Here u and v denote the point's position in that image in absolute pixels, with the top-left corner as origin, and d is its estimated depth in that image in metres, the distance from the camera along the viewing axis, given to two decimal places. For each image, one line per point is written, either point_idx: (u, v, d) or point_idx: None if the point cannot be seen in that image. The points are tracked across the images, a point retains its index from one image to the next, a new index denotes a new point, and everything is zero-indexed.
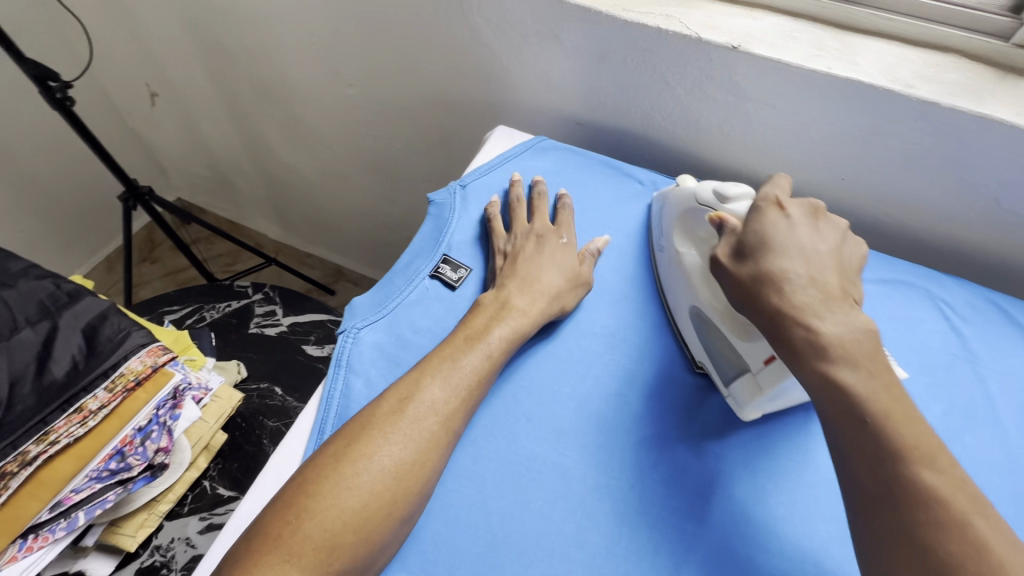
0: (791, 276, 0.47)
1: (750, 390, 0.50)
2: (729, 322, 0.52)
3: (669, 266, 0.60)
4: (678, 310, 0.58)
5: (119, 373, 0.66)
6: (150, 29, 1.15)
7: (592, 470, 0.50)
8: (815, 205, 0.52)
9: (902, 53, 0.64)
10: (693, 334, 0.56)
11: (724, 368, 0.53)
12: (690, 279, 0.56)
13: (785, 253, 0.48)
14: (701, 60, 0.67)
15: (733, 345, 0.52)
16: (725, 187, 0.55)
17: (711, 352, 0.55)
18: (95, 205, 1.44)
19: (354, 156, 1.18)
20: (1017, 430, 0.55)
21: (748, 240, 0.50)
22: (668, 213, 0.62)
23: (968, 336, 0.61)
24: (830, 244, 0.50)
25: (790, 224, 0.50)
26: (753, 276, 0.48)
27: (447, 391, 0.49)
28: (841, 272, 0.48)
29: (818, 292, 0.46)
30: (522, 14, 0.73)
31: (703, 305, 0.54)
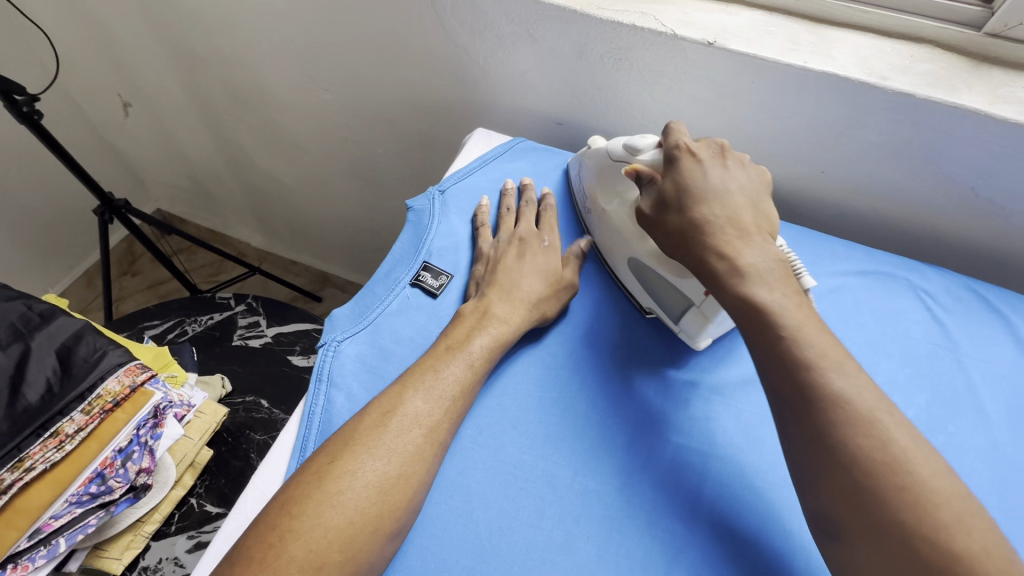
0: (710, 218, 0.50)
1: (696, 322, 0.54)
2: (662, 268, 0.56)
3: (601, 225, 0.63)
4: (617, 264, 0.61)
5: (96, 395, 0.64)
6: (120, 38, 1.12)
7: (579, 475, 0.49)
8: (721, 144, 0.56)
9: (878, 45, 0.65)
10: (637, 284, 0.59)
11: (670, 309, 0.57)
12: (623, 233, 0.59)
13: (704, 196, 0.51)
14: (678, 57, 0.67)
15: (671, 286, 0.56)
16: (633, 140, 0.58)
17: (655, 296, 0.58)
18: (70, 219, 1.41)
19: (334, 162, 1.16)
20: (999, 417, 0.55)
21: (668, 190, 0.53)
22: (585, 173, 0.65)
23: (949, 325, 0.61)
24: (739, 181, 0.53)
25: (703, 167, 0.53)
26: (678, 225, 0.51)
27: (429, 401, 0.48)
28: (753, 207, 0.52)
29: (736, 229, 0.50)
30: (497, 15, 0.72)
31: (638, 256, 0.58)
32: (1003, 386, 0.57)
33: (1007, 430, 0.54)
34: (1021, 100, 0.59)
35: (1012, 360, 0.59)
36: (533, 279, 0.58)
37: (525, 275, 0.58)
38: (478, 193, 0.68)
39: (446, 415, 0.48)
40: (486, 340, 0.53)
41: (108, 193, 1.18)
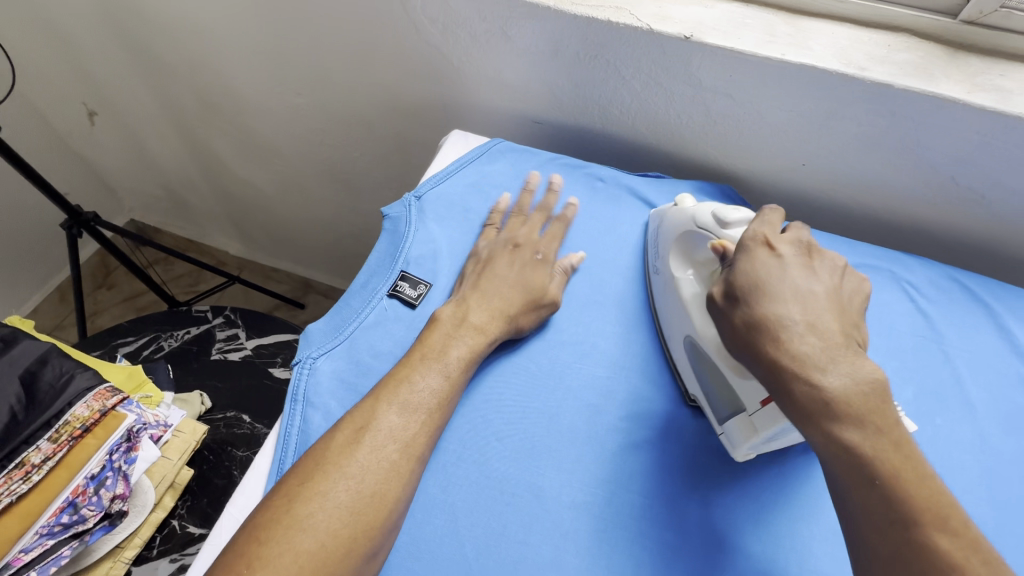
0: (788, 322, 0.43)
1: (744, 431, 0.47)
2: (723, 359, 0.48)
3: (666, 292, 0.57)
4: (674, 340, 0.55)
5: (64, 422, 0.62)
6: (80, 45, 1.08)
7: (566, 487, 0.48)
8: (809, 242, 0.49)
9: (855, 35, 0.64)
10: (688, 367, 0.53)
11: (719, 407, 0.50)
12: (686, 308, 0.53)
13: (781, 296, 0.44)
14: (655, 52, 0.66)
15: (727, 382, 0.49)
16: (724, 211, 0.52)
17: (706, 388, 0.51)
18: (38, 234, 1.37)
19: (310, 167, 1.13)
20: (985, 408, 0.55)
21: (738, 281, 0.46)
22: (665, 234, 0.59)
23: (933, 316, 0.61)
24: (826, 285, 0.46)
25: (784, 263, 0.46)
26: (747, 321, 0.44)
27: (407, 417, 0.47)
28: (840, 314, 0.45)
29: (818, 338, 0.42)
30: (469, 13, 0.70)
31: (697, 338, 0.51)
32: (988, 376, 0.57)
33: (993, 421, 0.54)
34: (999, 88, 0.59)
35: (996, 350, 0.59)
36: (511, 284, 0.56)
37: (508, 284, 0.56)
38: (456, 197, 0.66)
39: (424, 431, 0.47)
40: (465, 351, 0.51)
41: (75, 206, 1.14)
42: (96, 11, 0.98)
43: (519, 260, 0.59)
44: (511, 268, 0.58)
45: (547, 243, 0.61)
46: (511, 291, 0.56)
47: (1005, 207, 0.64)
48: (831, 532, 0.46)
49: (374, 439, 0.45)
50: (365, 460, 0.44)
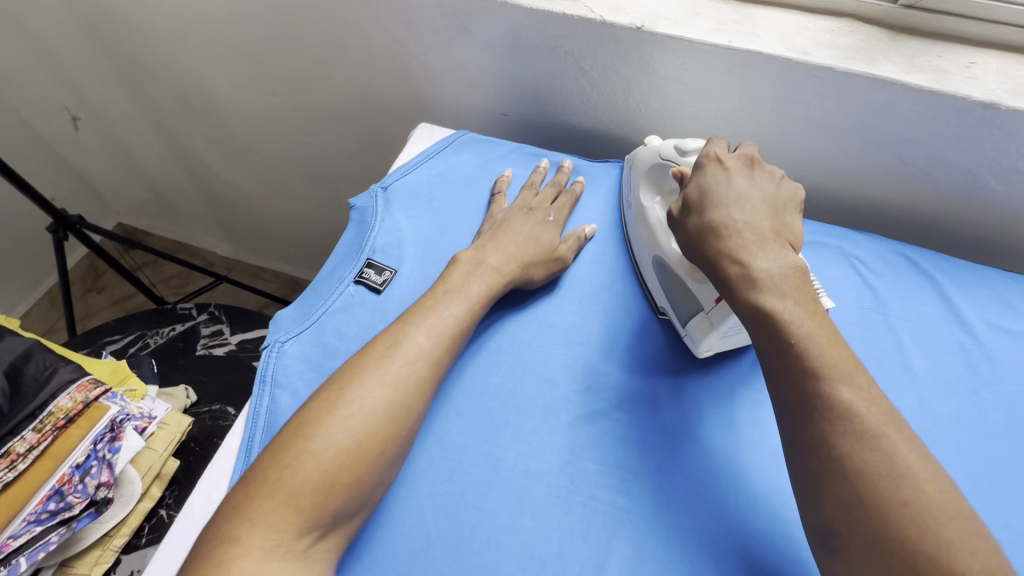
0: (729, 222, 0.49)
1: (701, 327, 0.54)
2: (684, 269, 0.55)
3: (636, 221, 0.63)
4: (643, 261, 0.61)
5: (48, 413, 0.65)
6: (60, 51, 1.10)
7: (523, 456, 0.50)
8: (753, 156, 0.54)
9: (800, 22, 0.66)
10: (656, 282, 0.59)
11: (682, 312, 0.57)
12: (652, 230, 0.59)
13: (724, 202, 0.50)
14: (610, 43, 0.68)
15: (687, 289, 0.55)
16: (684, 142, 0.58)
17: (670, 299, 0.58)
18: (26, 239, 1.39)
19: (291, 166, 1.15)
20: (926, 374, 0.57)
21: (690, 195, 0.52)
22: (635, 170, 0.64)
23: (880, 289, 0.63)
24: (764, 191, 0.51)
25: (728, 175, 0.52)
26: (697, 227, 0.50)
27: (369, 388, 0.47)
28: (776, 215, 0.50)
29: (753, 235, 0.48)
30: (431, 9, 0.72)
31: (661, 255, 0.58)
32: (930, 345, 0.59)
33: (933, 386, 0.57)
34: (935, 68, 0.61)
35: (939, 319, 0.61)
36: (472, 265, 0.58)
37: (520, 241, 0.61)
38: (422, 187, 0.69)
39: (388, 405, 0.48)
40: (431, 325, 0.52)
41: (60, 210, 1.16)
42: (74, 16, 1.00)
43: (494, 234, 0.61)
44: (525, 229, 0.62)
45: (557, 207, 0.66)
46: (524, 245, 0.60)
47: (950, 183, 0.67)
48: (774, 493, 0.49)
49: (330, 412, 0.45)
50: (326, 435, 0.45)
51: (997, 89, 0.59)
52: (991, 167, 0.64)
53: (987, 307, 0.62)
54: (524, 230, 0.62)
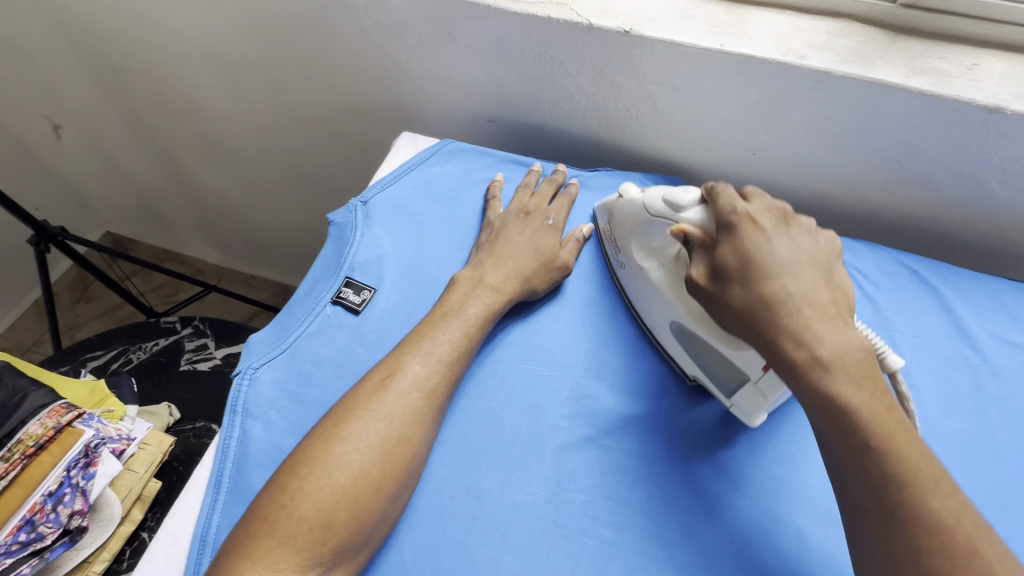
0: (784, 297, 0.44)
1: (755, 399, 0.49)
2: (715, 336, 0.49)
3: (639, 283, 0.57)
4: (659, 328, 0.55)
5: (17, 440, 0.63)
6: (37, 58, 1.07)
7: (507, 488, 0.48)
8: (780, 209, 0.50)
9: (795, 23, 0.63)
10: (680, 351, 0.54)
11: (720, 380, 0.51)
12: (665, 295, 0.53)
13: (773, 271, 0.45)
14: (598, 47, 0.65)
15: (724, 357, 0.50)
16: (675, 195, 0.53)
17: (703, 367, 0.52)
18: (10, 250, 1.36)
19: (276, 173, 1.13)
20: (930, 392, 0.55)
21: (731, 261, 0.46)
22: (622, 228, 0.59)
23: (881, 302, 0.61)
24: (808, 251, 0.47)
25: (766, 238, 0.47)
26: (745, 303, 0.45)
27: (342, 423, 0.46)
28: (828, 281, 0.46)
29: (814, 309, 0.44)
30: (412, 13, 0.69)
31: (686, 320, 0.52)
32: (934, 362, 0.57)
33: (937, 405, 0.54)
34: (937, 71, 0.59)
35: (942, 334, 0.59)
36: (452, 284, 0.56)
37: (522, 252, 0.58)
38: (404, 199, 0.66)
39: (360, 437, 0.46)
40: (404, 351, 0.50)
41: (41, 221, 1.13)
42: (50, 23, 0.97)
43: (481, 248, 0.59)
44: (525, 238, 0.60)
45: (555, 209, 0.64)
46: (526, 257, 0.58)
47: (953, 189, 0.64)
48: (768, 525, 0.47)
49: (309, 451, 0.44)
50: (297, 474, 0.43)
51: (1002, 92, 0.57)
52: (995, 173, 0.61)
53: (992, 320, 0.59)
54: (524, 240, 0.60)
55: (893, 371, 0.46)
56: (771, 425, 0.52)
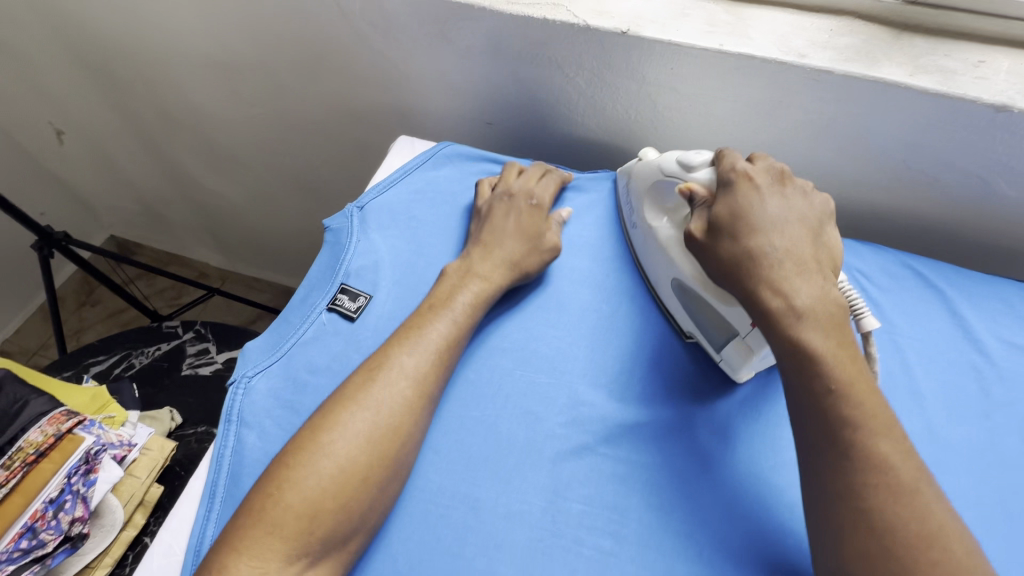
0: (768, 250, 0.46)
1: (741, 352, 0.51)
2: (710, 292, 0.51)
3: (646, 242, 0.59)
4: (661, 285, 0.57)
5: (17, 448, 0.64)
6: (39, 65, 1.08)
7: (503, 497, 0.47)
8: (780, 170, 0.51)
9: (796, 21, 0.62)
10: (678, 306, 0.56)
11: (713, 335, 0.54)
12: (668, 252, 0.55)
13: (761, 226, 0.47)
14: (595, 48, 0.64)
15: (717, 312, 0.52)
16: (687, 156, 0.54)
17: (698, 323, 0.55)
18: (16, 255, 1.37)
19: (277, 177, 1.13)
20: (934, 396, 0.54)
21: (722, 216, 0.48)
22: (636, 188, 0.61)
23: (884, 304, 0.60)
24: (798, 211, 0.49)
25: (760, 195, 0.49)
26: (732, 255, 0.47)
27: (333, 431, 0.45)
28: (815, 240, 0.48)
29: (795, 264, 0.45)
30: (407, 16, 0.69)
31: (684, 278, 0.54)
32: (939, 365, 0.56)
33: (942, 410, 0.53)
34: (942, 69, 0.57)
35: (948, 337, 0.58)
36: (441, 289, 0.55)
37: (513, 238, 0.59)
38: (399, 203, 0.65)
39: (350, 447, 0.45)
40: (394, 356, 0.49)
41: (45, 227, 1.14)
42: (50, 29, 0.97)
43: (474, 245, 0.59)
44: (516, 223, 0.60)
45: (537, 188, 0.64)
46: (516, 243, 0.59)
47: (959, 189, 0.63)
48: (769, 533, 0.46)
49: (296, 460, 0.44)
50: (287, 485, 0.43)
51: (1008, 90, 0.56)
52: (1002, 172, 0.60)
53: (999, 322, 0.58)
54: (517, 224, 0.60)
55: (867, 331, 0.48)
56: (771, 432, 0.51)
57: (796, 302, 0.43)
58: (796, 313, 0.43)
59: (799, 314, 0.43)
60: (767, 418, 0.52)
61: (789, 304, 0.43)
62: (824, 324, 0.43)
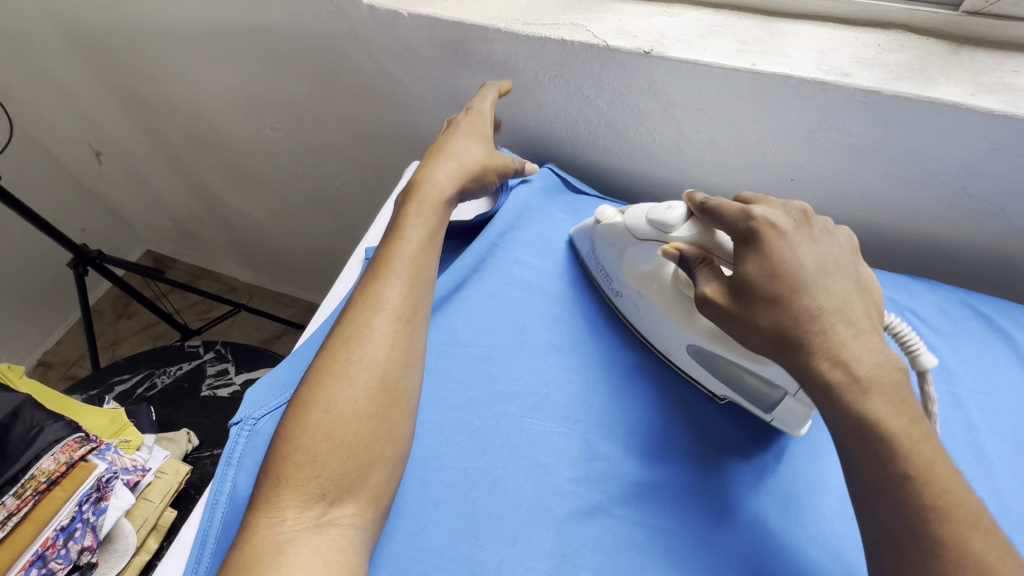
0: (815, 313, 0.40)
1: (796, 410, 0.46)
2: (739, 355, 0.47)
3: (641, 309, 0.55)
4: (672, 349, 0.53)
5: (29, 476, 0.62)
6: (75, 91, 1.11)
7: (507, 561, 0.43)
8: (801, 209, 0.46)
9: (839, 35, 0.57)
10: (701, 369, 0.51)
11: (755, 399, 0.49)
12: (676, 317, 0.51)
13: (803, 286, 0.42)
14: (617, 70, 0.60)
15: (755, 375, 0.47)
16: (659, 214, 0.51)
17: (733, 386, 0.50)
18: (55, 271, 1.42)
19: (299, 197, 1.13)
20: (1005, 461, 0.47)
21: (760, 275, 0.43)
22: (605, 253, 0.57)
23: (942, 350, 0.53)
24: (833, 256, 0.44)
25: (790, 243, 0.43)
26: (773, 323, 0.41)
27: (302, 462, 0.42)
28: (858, 290, 0.43)
29: (847, 325, 0.41)
30: (423, 41, 0.67)
31: (706, 340, 0.49)
32: (1008, 423, 0.49)
33: (1012, 479, 0.46)
34: (1009, 87, 0.51)
35: (1018, 390, 0.51)
36: (366, 278, 0.51)
37: (459, 145, 0.60)
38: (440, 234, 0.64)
39: (324, 477, 0.42)
40: (362, 364, 0.46)
41: (80, 245, 1.17)
42: (85, 57, 1.00)
43: (424, 241, 0.54)
44: (473, 125, 0.62)
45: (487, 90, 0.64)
46: (471, 148, 0.60)
47: None
48: None
49: (263, 492, 0.42)
50: (257, 524, 0.41)
51: None
52: None
53: None
54: (468, 131, 0.61)
55: (924, 370, 0.44)
56: (809, 497, 0.46)
57: (856, 374, 0.39)
58: (850, 397, 0.38)
59: (859, 385, 0.39)
60: (803, 481, 0.47)
61: (844, 381, 0.39)
62: (869, 403, 0.38)
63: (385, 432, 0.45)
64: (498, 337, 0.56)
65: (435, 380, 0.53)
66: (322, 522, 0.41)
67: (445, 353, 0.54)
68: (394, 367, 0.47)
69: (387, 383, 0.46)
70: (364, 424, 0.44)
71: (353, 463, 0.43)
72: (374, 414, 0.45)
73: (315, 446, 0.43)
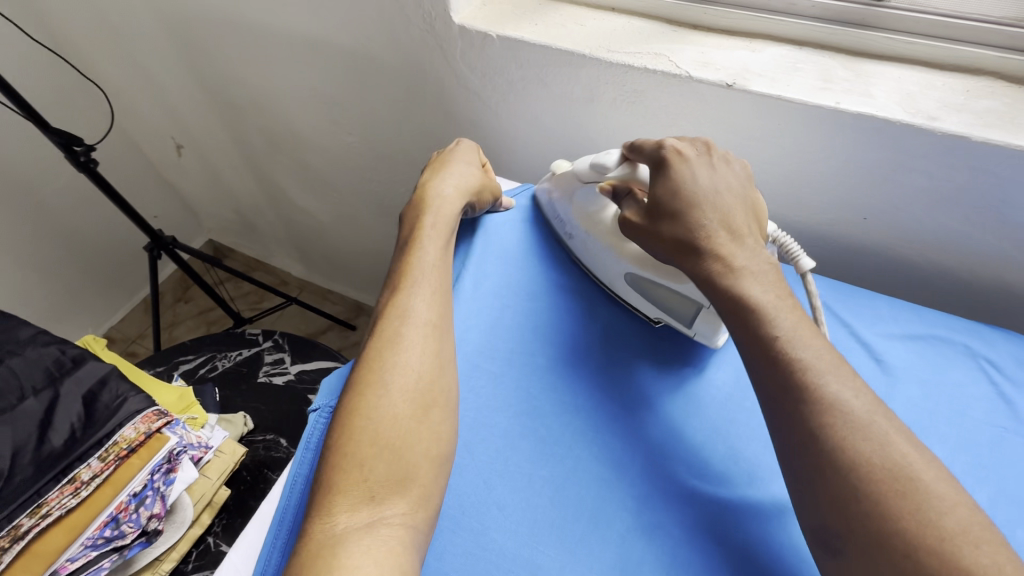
0: (703, 224, 0.49)
1: (710, 323, 0.55)
2: (661, 275, 0.56)
3: (587, 246, 0.62)
4: (614, 281, 0.60)
5: (113, 442, 0.66)
6: (167, 88, 1.19)
7: (567, 569, 0.44)
8: (705, 142, 0.54)
9: (926, 79, 0.58)
10: (636, 296, 0.59)
11: (680, 315, 0.57)
12: (614, 249, 0.59)
13: (696, 202, 0.49)
14: (695, 100, 0.62)
15: (676, 292, 0.56)
16: (600, 159, 0.57)
17: (663, 308, 0.58)
18: (127, 252, 1.51)
19: (362, 200, 1.18)
20: None
21: (666, 196, 0.50)
22: (558, 197, 0.65)
23: (1020, 403, 0.52)
24: (727, 180, 0.51)
25: (690, 167, 0.51)
26: (672, 234, 0.50)
27: (355, 465, 0.43)
28: (744, 208, 0.51)
29: None
30: (507, 61, 0.70)
31: (636, 270, 0.57)
32: None
33: None
34: None
35: None
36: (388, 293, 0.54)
37: (456, 168, 0.65)
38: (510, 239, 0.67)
39: (371, 481, 0.43)
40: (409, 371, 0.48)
41: (157, 231, 1.24)
42: (185, 58, 1.08)
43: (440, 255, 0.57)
44: (459, 156, 0.67)
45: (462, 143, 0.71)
46: (465, 169, 0.65)
47: None
48: None
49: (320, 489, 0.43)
50: (316, 519, 0.42)
51: None
52: None
53: None
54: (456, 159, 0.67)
55: (803, 271, 0.52)
56: None
57: None
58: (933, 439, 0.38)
59: None
60: None
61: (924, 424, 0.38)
62: None
63: (426, 433, 0.46)
64: (563, 349, 0.57)
65: (503, 386, 0.54)
66: (373, 521, 0.41)
67: (512, 360, 0.56)
68: (438, 377, 0.49)
69: (422, 389, 0.47)
70: (417, 429, 0.46)
71: (397, 465, 0.44)
72: (417, 418, 0.46)
73: (369, 449, 0.44)
